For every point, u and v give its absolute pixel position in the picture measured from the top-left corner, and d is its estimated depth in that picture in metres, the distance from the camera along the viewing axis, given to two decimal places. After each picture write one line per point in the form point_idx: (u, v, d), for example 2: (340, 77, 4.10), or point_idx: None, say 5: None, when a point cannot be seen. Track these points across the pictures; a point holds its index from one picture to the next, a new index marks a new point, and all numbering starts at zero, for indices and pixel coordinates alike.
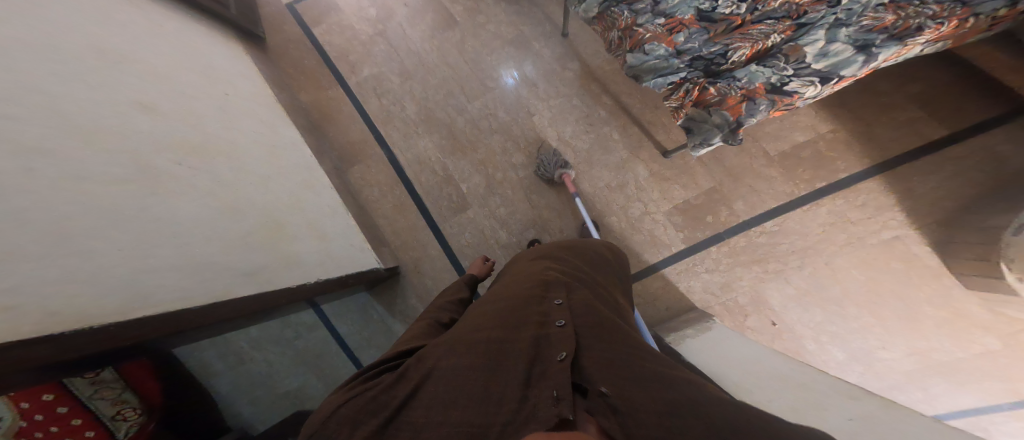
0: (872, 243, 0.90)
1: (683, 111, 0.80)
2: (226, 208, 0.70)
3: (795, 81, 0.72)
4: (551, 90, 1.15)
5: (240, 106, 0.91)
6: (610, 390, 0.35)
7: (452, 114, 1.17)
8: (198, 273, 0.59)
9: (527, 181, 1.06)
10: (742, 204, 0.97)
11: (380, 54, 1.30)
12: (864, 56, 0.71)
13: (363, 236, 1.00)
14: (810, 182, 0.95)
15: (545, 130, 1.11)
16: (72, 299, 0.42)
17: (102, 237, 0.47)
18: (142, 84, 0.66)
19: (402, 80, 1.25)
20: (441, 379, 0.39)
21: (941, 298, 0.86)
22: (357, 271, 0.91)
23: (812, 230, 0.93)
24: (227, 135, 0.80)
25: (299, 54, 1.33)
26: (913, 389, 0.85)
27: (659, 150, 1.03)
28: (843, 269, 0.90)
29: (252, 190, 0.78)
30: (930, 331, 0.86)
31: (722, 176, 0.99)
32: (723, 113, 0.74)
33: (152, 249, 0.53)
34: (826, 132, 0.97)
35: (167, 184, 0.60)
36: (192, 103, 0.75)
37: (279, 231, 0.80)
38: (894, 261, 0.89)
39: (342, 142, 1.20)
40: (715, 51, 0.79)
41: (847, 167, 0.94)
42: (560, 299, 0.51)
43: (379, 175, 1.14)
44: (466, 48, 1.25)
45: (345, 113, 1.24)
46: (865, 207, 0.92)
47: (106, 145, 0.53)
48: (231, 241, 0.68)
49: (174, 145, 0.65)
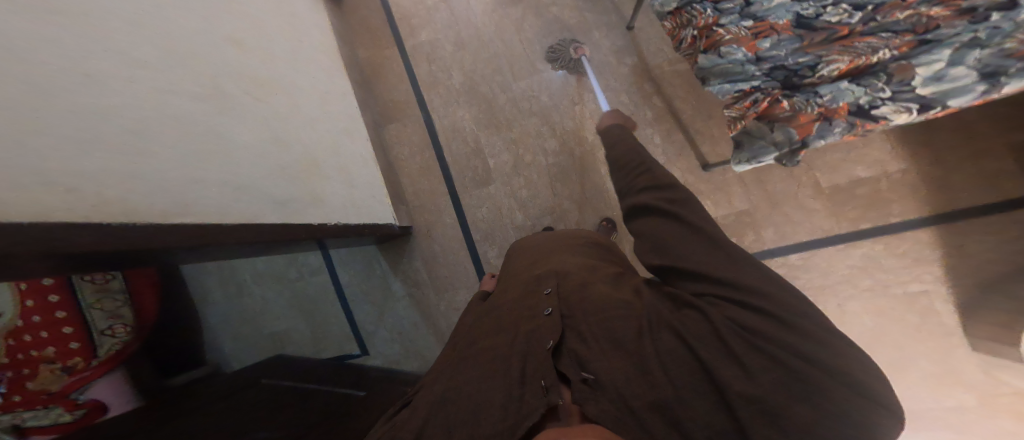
0: (894, 293, 0.86)
1: (742, 123, 0.73)
2: (276, 141, 0.74)
3: (889, 105, 0.62)
4: (601, 83, 1.11)
5: (305, 51, 0.95)
6: (592, 375, 0.41)
7: (496, 90, 1.16)
8: (238, 194, 0.60)
9: (554, 168, 1.04)
10: (772, 231, 0.92)
11: (440, 19, 1.30)
12: (985, 86, 0.58)
13: (385, 192, 1.03)
14: (855, 222, 0.88)
15: (584, 121, 1.08)
16: (128, 194, 0.41)
17: (164, 140, 0.47)
18: (231, 10, 0.69)
19: (455, 50, 1.26)
20: (444, 403, 0.43)
21: (940, 355, 0.84)
22: (374, 224, 0.95)
23: (836, 270, 0.89)
24: (290, 75, 0.84)
25: (359, 5, 1.35)
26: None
27: (699, 162, 0.97)
28: (854, 313, 0.88)
29: (296, 123, 0.82)
30: (913, 381, 0.85)
31: (760, 200, 0.92)
32: (789, 130, 0.68)
33: (207, 163, 0.54)
34: (894, 172, 0.86)
35: (232, 107, 0.62)
36: (266, 39, 0.79)
37: (314, 170, 0.84)
38: (911, 314, 0.85)
39: (387, 99, 1.23)
40: (804, 62, 0.66)
41: (902, 212, 0.86)
42: (549, 287, 0.55)
43: (413, 136, 1.16)
44: (524, 27, 1.23)
45: (395, 72, 1.27)
46: (906, 258, 0.85)
47: (190, 59, 0.54)
48: (273, 173, 0.71)
49: (247, 74, 0.69)
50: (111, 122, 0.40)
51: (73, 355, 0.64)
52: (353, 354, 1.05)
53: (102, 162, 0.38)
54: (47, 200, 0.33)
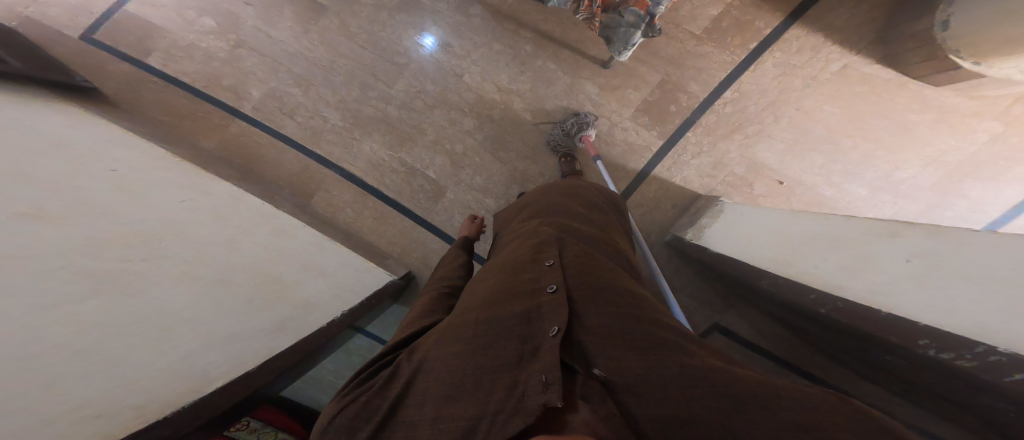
0: (834, 77, 1.05)
1: (597, 19, 0.93)
2: (225, 273, 0.65)
3: None
4: (468, 44, 1.11)
5: (170, 167, 0.76)
6: (602, 373, 0.39)
7: (381, 105, 1.09)
8: (231, 341, 0.61)
9: (487, 141, 1.06)
10: (695, 84, 1.07)
11: (257, 69, 1.14)
12: None
13: (362, 256, 0.92)
14: (743, 45, 1.07)
15: (481, 86, 1.09)
16: (124, 405, 0.45)
17: (138, 341, 0.48)
18: (87, 162, 0.59)
19: (304, 90, 1.13)
20: (432, 373, 0.44)
21: (919, 102, 1.04)
22: (377, 289, 0.89)
23: (770, 86, 1.06)
24: (186, 191, 0.72)
25: (164, 96, 1.12)
26: (953, 199, 1.05)
27: (597, 63, 1.08)
28: (821, 108, 1.05)
29: (226, 250, 0.67)
30: (933, 136, 1.04)
31: (666, 67, 1.07)
32: (632, 9, 0.86)
33: (186, 335, 0.54)
34: (734, 0, 1.06)
35: (176, 263, 0.58)
36: (134, 168, 0.67)
37: (278, 284, 0.72)
38: (856, 87, 1.05)
39: (286, 175, 1.07)
40: None
41: (766, 24, 1.06)
42: (551, 260, 0.57)
43: (343, 195, 1.06)
44: (353, 30, 1.15)
45: (265, 145, 1.09)
46: (804, 51, 1.05)
47: (112, 248, 0.50)
48: (242, 307, 0.64)
49: (158, 216, 0.60)
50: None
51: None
52: None
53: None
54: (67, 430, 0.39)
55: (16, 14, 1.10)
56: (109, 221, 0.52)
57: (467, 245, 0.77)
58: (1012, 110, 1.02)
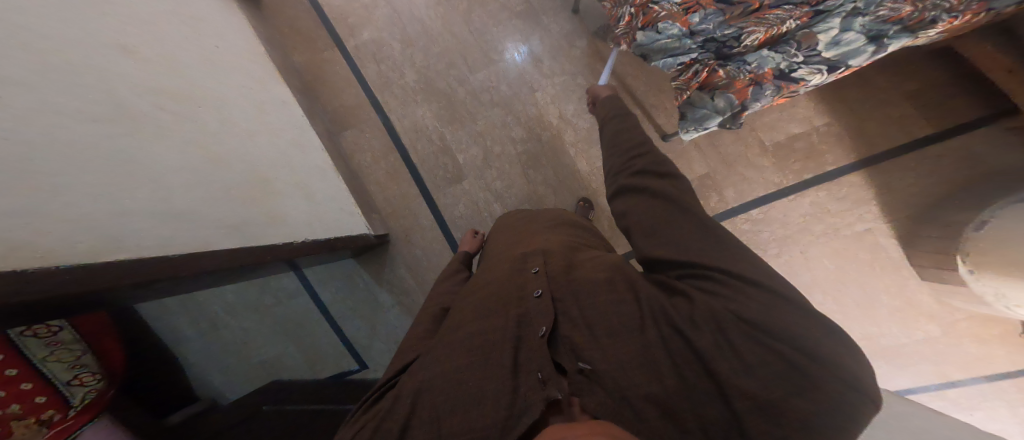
0: (847, 234, 0.92)
1: (687, 92, 0.83)
2: (203, 157, 0.67)
3: (803, 68, 0.74)
4: (557, 66, 1.12)
5: (226, 59, 0.86)
6: (589, 366, 0.41)
7: (453, 85, 1.14)
8: (175, 222, 0.59)
9: (524, 156, 1.04)
10: (732, 191, 0.97)
11: (382, 18, 1.26)
12: (874, 47, 0.71)
13: (353, 202, 0.99)
14: (800, 174, 0.94)
15: (546, 107, 1.08)
16: (45, 231, 0.41)
17: (77, 175, 0.45)
18: (124, 16, 0.62)
19: (404, 47, 1.22)
20: (430, 390, 0.41)
21: (896, 288, 0.91)
22: (345, 236, 0.92)
23: (794, 220, 0.93)
24: (214, 84, 0.76)
25: (294, 10, 1.29)
26: (864, 370, 0.95)
27: (658, 133, 1.02)
28: (816, 258, 0.93)
29: (233, 137, 0.76)
30: (884, 318, 0.92)
31: (715, 162, 0.98)
32: (728, 96, 0.79)
33: (131, 190, 0.52)
34: (822, 125, 0.95)
35: (144, 128, 0.57)
36: (172, 43, 0.71)
37: (264, 187, 0.78)
38: (862, 252, 0.91)
39: (336, 106, 1.17)
40: (727, 33, 0.76)
41: (835, 161, 0.93)
42: (537, 266, 0.54)
43: (373, 141, 1.11)
44: (472, 19, 1.22)
45: (342, 77, 1.21)
46: (846, 201, 0.92)
47: (84, 83, 0.50)
48: (207, 195, 0.65)
49: (156, 86, 0.62)
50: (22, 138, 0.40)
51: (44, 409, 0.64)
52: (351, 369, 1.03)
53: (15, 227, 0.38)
54: None
55: None
56: (117, 60, 0.57)
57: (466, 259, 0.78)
58: (962, 327, 0.89)
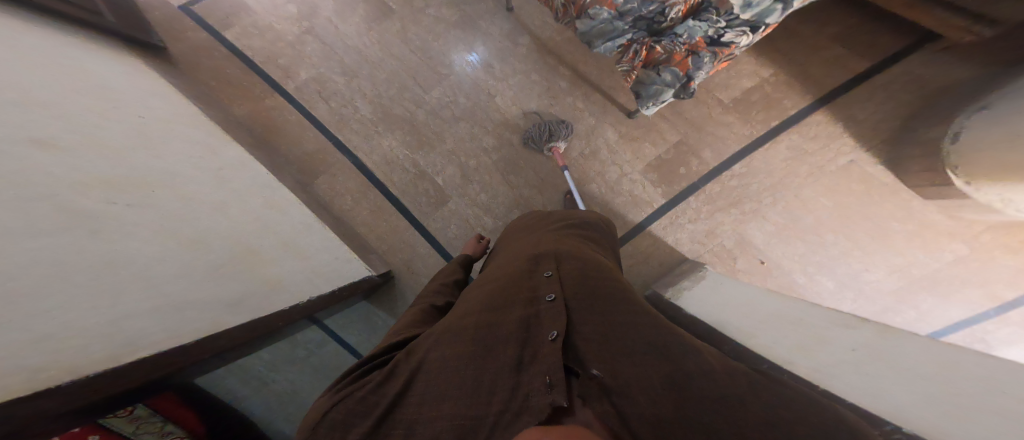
0: (831, 170, 1.01)
1: (634, 72, 0.91)
2: (189, 241, 0.64)
3: (729, 32, 0.80)
4: (508, 68, 1.15)
5: (158, 127, 0.80)
6: (599, 374, 0.40)
7: (411, 107, 1.13)
8: (181, 311, 0.58)
9: (502, 163, 1.06)
10: (709, 152, 1.05)
11: (315, 54, 1.24)
12: (783, 3, 0.75)
13: (347, 247, 0.96)
14: (765, 122, 1.04)
15: (507, 110, 1.11)
16: (55, 353, 0.40)
17: (68, 292, 0.44)
18: (50, 118, 0.58)
19: (347, 79, 1.20)
20: (434, 375, 0.43)
21: (903, 213, 0.98)
22: (349, 282, 0.90)
23: (777, 167, 1.02)
24: (164, 163, 0.73)
25: (220, 63, 1.25)
26: (905, 308, 0.96)
27: (623, 111, 1.08)
28: (812, 198, 1.01)
29: (207, 215, 0.72)
30: (903, 245, 0.98)
31: (686, 128, 1.06)
32: (672, 70, 0.86)
33: (127, 291, 0.51)
34: (769, 75, 1.06)
35: (119, 224, 0.55)
36: (103, 133, 0.66)
37: (252, 257, 0.75)
38: (853, 184, 1.00)
39: (298, 153, 1.13)
40: (653, 10, 0.80)
41: (793, 104, 1.04)
42: (550, 270, 0.56)
43: (348, 182, 1.08)
44: (409, 37, 1.23)
45: (292, 123, 1.17)
46: (819, 138, 1.02)
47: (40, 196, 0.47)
48: (204, 276, 0.63)
49: (108, 180, 0.59)
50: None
51: None
52: None
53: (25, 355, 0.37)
54: None
55: None
56: (63, 162, 0.54)
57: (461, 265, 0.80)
58: (985, 239, 0.95)
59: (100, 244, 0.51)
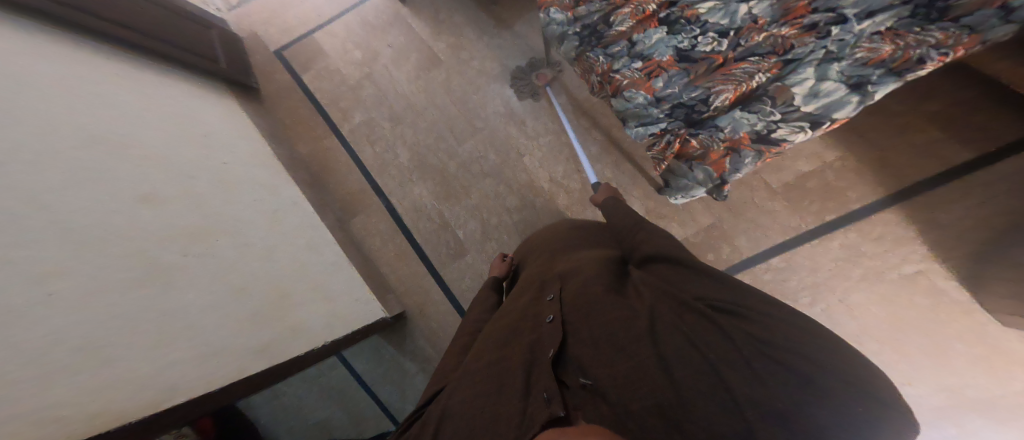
0: (891, 277, 0.96)
1: (665, 162, 0.88)
2: (230, 291, 0.75)
3: (783, 127, 0.75)
4: (540, 126, 1.23)
5: (235, 173, 0.96)
6: (592, 381, 0.43)
7: (443, 159, 1.24)
8: (212, 360, 0.68)
9: (520, 223, 1.14)
10: (744, 239, 1.05)
11: (370, 98, 1.40)
12: (858, 96, 0.71)
13: (368, 287, 1.09)
14: (819, 215, 1.02)
15: (536, 171, 1.18)
16: (109, 397, 0.51)
17: (127, 343, 0.55)
18: (140, 173, 0.72)
19: (393, 125, 1.34)
20: (447, 420, 0.45)
21: (974, 335, 0.91)
22: (367, 324, 1.03)
23: (824, 266, 0.99)
24: (224, 210, 0.85)
25: (294, 102, 1.45)
26: (944, 424, 0.91)
27: (654, 186, 1.11)
28: (861, 305, 0.97)
29: (257, 266, 0.84)
30: (964, 368, 0.91)
31: (721, 212, 1.07)
32: (706, 168, 0.82)
33: (170, 343, 0.61)
34: (833, 160, 1.02)
35: (173, 279, 0.66)
36: (188, 182, 0.81)
37: (284, 302, 0.86)
38: (918, 297, 0.94)
39: (343, 194, 1.27)
40: (696, 96, 0.82)
41: (857, 197, 1.00)
42: (553, 293, 0.59)
43: (380, 224, 1.21)
44: (452, 87, 1.35)
45: (341, 163, 1.31)
46: (884, 241, 0.97)
47: (117, 252, 0.59)
48: (234, 326, 0.73)
49: (179, 235, 0.71)
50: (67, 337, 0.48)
51: None
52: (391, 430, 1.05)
53: (90, 399, 0.49)
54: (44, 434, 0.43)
55: (247, 30, 1.55)
56: (153, 215, 0.69)
57: (496, 285, 0.84)
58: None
59: (162, 301, 0.62)
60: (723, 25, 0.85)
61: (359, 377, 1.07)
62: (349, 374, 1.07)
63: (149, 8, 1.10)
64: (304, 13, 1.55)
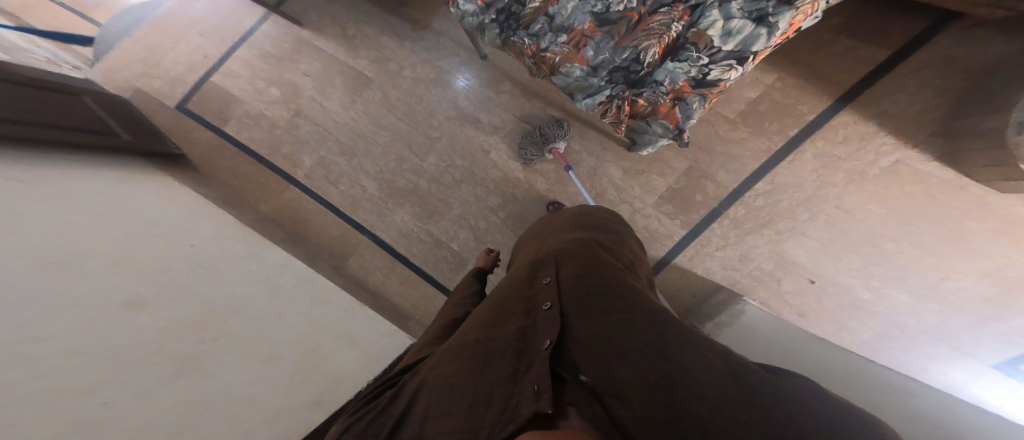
0: (876, 173, 1.08)
1: (623, 124, 0.94)
2: (263, 360, 0.78)
3: (715, 69, 0.82)
4: (496, 119, 1.26)
5: (206, 251, 0.92)
6: (587, 379, 0.47)
7: (413, 178, 1.26)
8: (276, 420, 0.73)
9: (509, 220, 1.20)
10: (725, 174, 1.16)
11: (310, 136, 1.35)
12: (766, 28, 0.78)
13: (386, 321, 1.11)
14: (783, 131, 1.13)
15: (506, 166, 1.23)
16: None
17: (203, 429, 0.59)
18: (132, 275, 0.71)
19: (348, 158, 1.31)
20: (432, 391, 0.51)
21: (982, 210, 1.03)
22: (400, 352, 1.06)
23: (807, 179, 1.11)
24: (218, 291, 0.83)
25: (232, 162, 1.37)
26: (1010, 316, 1.00)
27: (624, 146, 1.19)
28: (857, 207, 1.09)
29: (273, 332, 0.85)
30: (991, 247, 1.02)
31: (695, 154, 1.17)
32: (661, 121, 0.89)
33: (234, 419, 0.65)
34: (774, 82, 1.14)
35: (204, 367, 0.67)
36: (167, 268, 0.79)
37: (317, 356, 0.88)
38: (908, 185, 1.06)
39: (327, 241, 1.26)
40: (627, 57, 0.89)
41: (809, 108, 1.12)
42: (548, 277, 0.65)
43: (374, 260, 1.23)
44: (393, 103, 1.32)
45: (312, 211, 1.29)
46: (851, 141, 1.09)
47: (148, 358, 0.60)
48: (281, 387, 0.77)
49: (193, 322, 0.72)
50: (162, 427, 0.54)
51: None
52: None
53: None
54: None
55: (132, 85, 1.46)
56: (161, 312, 0.68)
57: (479, 274, 0.89)
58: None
59: (207, 389, 0.65)
60: None
61: None
62: None
63: (14, 93, 0.93)
64: (188, 55, 1.46)
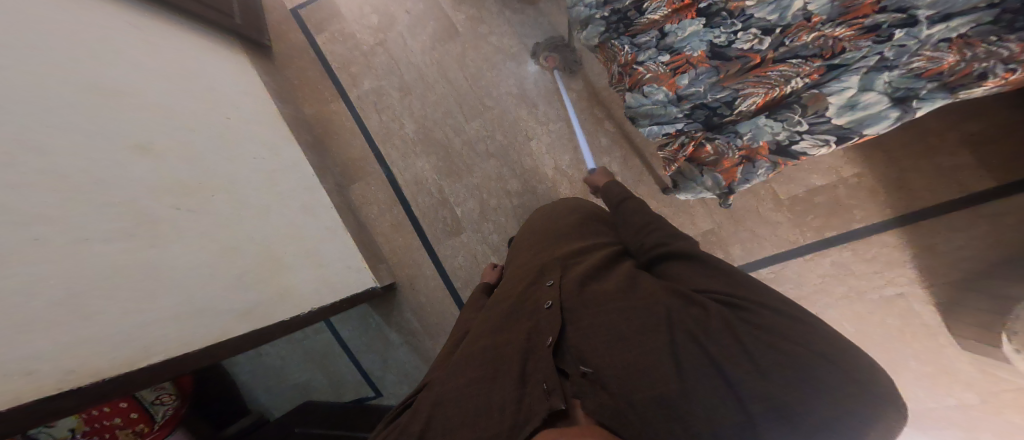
0: (872, 298, 0.98)
1: (676, 164, 0.85)
2: (218, 250, 0.76)
3: (807, 140, 0.69)
4: (552, 112, 1.20)
5: (236, 128, 0.94)
6: (591, 370, 0.43)
7: (450, 135, 1.24)
8: (197, 318, 0.69)
9: (519, 209, 1.17)
10: (739, 248, 1.08)
11: (381, 65, 1.36)
12: (899, 112, 0.62)
13: (360, 256, 1.14)
14: (819, 231, 1.02)
15: (541, 158, 1.18)
16: (88, 358, 0.53)
17: (104, 303, 0.55)
18: (144, 119, 0.71)
19: (402, 95, 1.32)
20: (444, 402, 0.45)
21: (931, 355, 0.93)
22: (357, 292, 1.09)
23: (810, 281, 1.03)
24: (221, 168, 0.84)
25: (304, 63, 1.41)
26: None
27: (660, 185, 1.10)
28: (834, 320, 1.02)
29: (248, 225, 0.85)
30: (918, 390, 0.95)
31: (722, 219, 1.08)
32: (717, 175, 0.79)
33: (151, 303, 0.61)
34: (849, 177, 0.99)
35: (153, 236, 0.64)
36: (192, 140, 0.80)
37: (276, 268, 0.89)
38: (890, 318, 0.96)
39: (344, 159, 1.30)
40: (721, 98, 0.73)
41: (864, 216, 0.98)
42: (552, 278, 0.58)
43: (379, 193, 1.26)
44: (466, 62, 1.30)
45: (347, 128, 1.33)
46: (877, 262, 0.97)
47: (96, 205, 0.58)
48: (223, 284, 0.76)
49: (174, 187, 0.71)
50: (41, 293, 0.48)
51: (137, 422, 0.87)
52: (369, 395, 1.25)
53: (54, 355, 0.48)
54: (17, 390, 0.44)
55: None
56: (151, 167, 0.68)
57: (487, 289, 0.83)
58: (1007, 398, 0.83)
59: (150, 262, 0.63)
60: (770, 21, 0.68)
61: (342, 343, 1.22)
62: (333, 340, 1.22)
63: None
64: None
